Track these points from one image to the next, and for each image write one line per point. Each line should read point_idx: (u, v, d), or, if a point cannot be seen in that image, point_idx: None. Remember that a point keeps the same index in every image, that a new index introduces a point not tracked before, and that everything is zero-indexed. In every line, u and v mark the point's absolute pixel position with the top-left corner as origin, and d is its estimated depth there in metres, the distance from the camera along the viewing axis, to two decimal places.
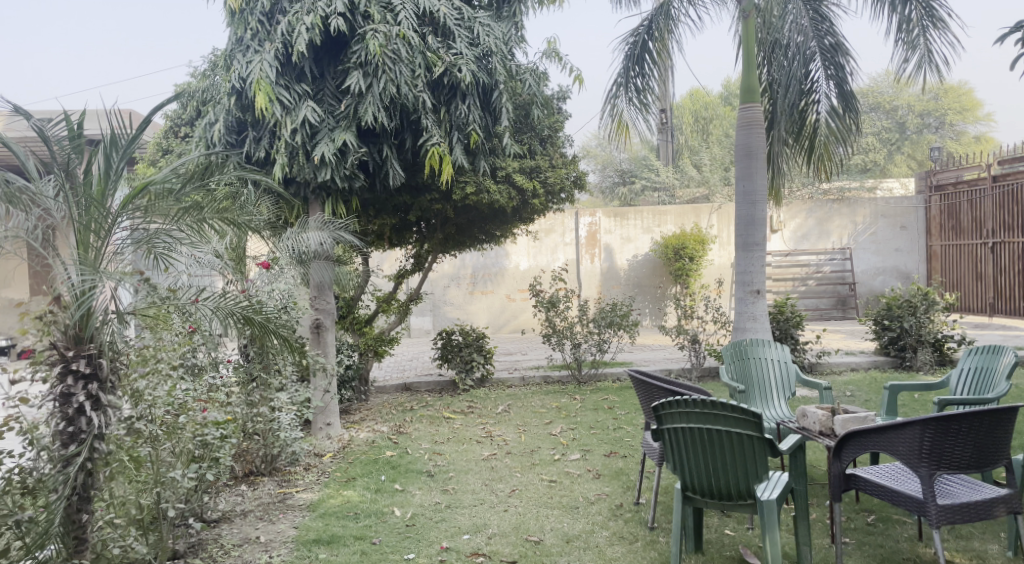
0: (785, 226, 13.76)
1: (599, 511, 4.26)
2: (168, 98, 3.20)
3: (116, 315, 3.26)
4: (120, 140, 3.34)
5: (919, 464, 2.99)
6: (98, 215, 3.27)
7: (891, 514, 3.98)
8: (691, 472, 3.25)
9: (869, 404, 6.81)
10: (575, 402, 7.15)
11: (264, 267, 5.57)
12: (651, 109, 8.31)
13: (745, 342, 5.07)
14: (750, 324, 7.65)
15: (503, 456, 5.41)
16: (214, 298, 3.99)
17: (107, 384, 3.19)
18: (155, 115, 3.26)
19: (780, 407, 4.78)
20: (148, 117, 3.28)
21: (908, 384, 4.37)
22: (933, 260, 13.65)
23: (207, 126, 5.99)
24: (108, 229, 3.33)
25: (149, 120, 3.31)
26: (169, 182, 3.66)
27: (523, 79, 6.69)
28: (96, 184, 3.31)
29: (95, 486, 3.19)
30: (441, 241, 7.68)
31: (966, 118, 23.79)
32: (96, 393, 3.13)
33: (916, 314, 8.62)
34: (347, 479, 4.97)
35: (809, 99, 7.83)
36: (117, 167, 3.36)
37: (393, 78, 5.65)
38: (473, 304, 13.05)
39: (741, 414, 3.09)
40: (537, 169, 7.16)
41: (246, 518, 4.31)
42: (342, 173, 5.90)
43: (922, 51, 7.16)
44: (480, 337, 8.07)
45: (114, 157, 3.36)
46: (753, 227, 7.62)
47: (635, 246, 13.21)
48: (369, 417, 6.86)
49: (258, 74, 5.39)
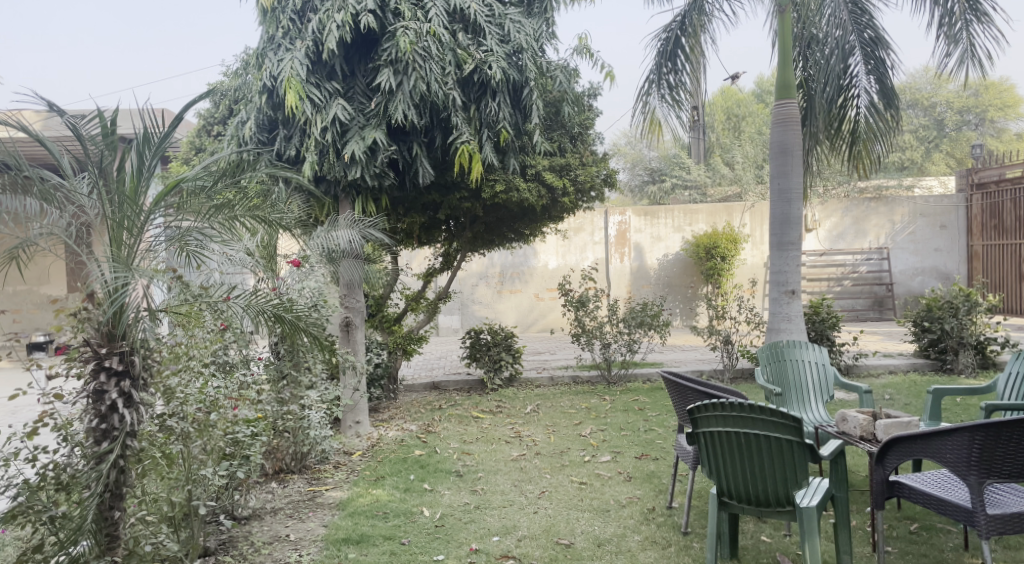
0: (819, 225, 13.51)
1: (630, 514, 4.18)
2: (200, 95, 3.20)
3: (148, 313, 3.22)
4: (154, 138, 3.37)
5: (968, 472, 2.88)
6: (132, 212, 3.30)
7: (935, 522, 3.84)
8: (727, 478, 3.17)
9: (908, 408, 6.63)
10: (605, 403, 7.07)
11: (294, 265, 5.59)
12: (683, 105, 8.19)
13: (783, 343, 4.96)
14: (784, 324, 7.51)
15: (532, 456, 5.36)
16: (245, 295, 3.99)
17: (139, 381, 3.20)
18: (187, 112, 3.26)
19: (818, 411, 4.66)
20: (181, 115, 3.28)
21: (953, 388, 4.23)
22: (973, 260, 13.29)
23: (239, 124, 6.02)
24: (141, 227, 3.34)
25: (181, 118, 3.31)
26: (201, 180, 3.70)
27: (554, 76, 6.63)
28: (130, 181, 3.32)
29: (128, 483, 3.21)
30: (470, 240, 7.65)
31: (1008, 115, 22.93)
32: (129, 390, 3.14)
33: (958, 316, 8.37)
34: (376, 478, 4.95)
35: (848, 94, 7.62)
36: (150, 164, 3.38)
37: (423, 75, 5.62)
38: (502, 303, 13.02)
39: (780, 418, 3.00)
40: (567, 167, 7.08)
41: (276, 516, 4.31)
42: (372, 171, 5.88)
43: (965, 45, 6.94)
44: (509, 336, 8.02)
45: (147, 155, 3.40)
46: (788, 226, 7.47)
47: (666, 245, 13.07)
48: (398, 416, 6.85)
49: (288, 72, 5.40)
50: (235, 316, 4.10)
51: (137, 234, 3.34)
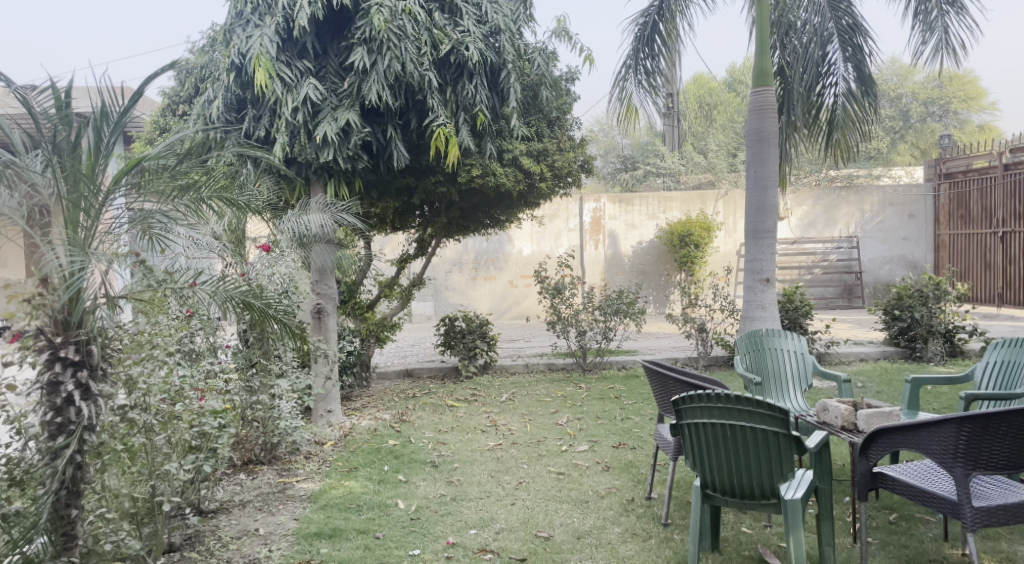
0: (791, 214, 13.58)
1: (610, 505, 4.12)
2: (161, 70, 3.02)
3: (107, 301, 3.11)
4: (112, 113, 3.22)
5: (954, 464, 2.86)
6: (87, 191, 3.14)
7: (914, 512, 3.84)
8: (712, 469, 3.10)
9: (882, 396, 6.67)
10: (580, 391, 7.00)
11: (264, 250, 5.41)
12: (660, 91, 8.09)
13: (762, 332, 4.92)
14: (759, 312, 7.51)
15: (508, 446, 5.27)
16: (212, 282, 3.87)
17: (98, 372, 3.03)
18: (147, 87, 3.08)
19: (798, 400, 4.63)
20: (141, 90, 3.10)
21: (931, 377, 4.22)
22: (940, 249, 13.50)
23: (206, 103, 5.79)
24: (99, 208, 3.19)
25: (141, 93, 3.14)
26: (165, 158, 3.52)
27: (532, 59, 6.49)
28: (87, 158, 3.15)
29: (85, 479, 3.05)
30: (445, 226, 7.51)
31: (972, 106, 23.53)
32: (86, 381, 2.97)
33: (928, 304, 8.46)
34: (348, 469, 4.82)
35: (825, 81, 7.63)
36: (107, 142, 3.21)
37: (398, 55, 5.46)
38: (476, 290, 12.89)
39: (768, 410, 2.94)
40: (544, 152, 6.96)
41: (244, 509, 4.17)
42: (345, 154, 5.71)
43: (940, 34, 6.95)
44: (484, 323, 7.91)
45: (105, 131, 3.22)
46: (764, 215, 7.44)
47: (640, 233, 13.04)
48: (370, 404, 6.72)
49: (257, 49, 5.19)
50: (201, 303, 3.95)
51: (94, 216, 3.19)
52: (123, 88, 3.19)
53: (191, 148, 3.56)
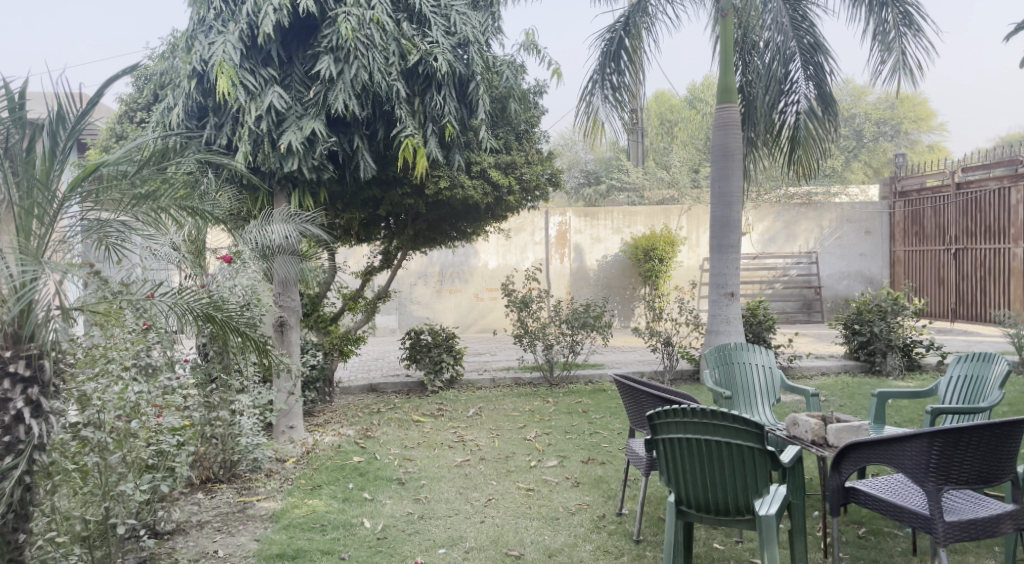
0: (753, 229, 13.77)
1: (580, 522, 4.06)
2: (119, 75, 2.88)
3: (60, 312, 2.93)
4: (69, 115, 3.05)
5: (925, 478, 2.87)
6: (42, 198, 2.99)
7: (882, 526, 3.86)
8: (686, 485, 3.07)
9: (846, 410, 6.75)
10: (548, 406, 6.95)
11: (226, 260, 5.18)
12: (626, 106, 8.13)
13: (730, 346, 4.93)
14: (724, 326, 7.56)
15: (477, 462, 5.18)
16: (171, 293, 3.75)
17: (50, 389, 2.87)
18: (104, 92, 2.94)
19: (766, 414, 4.64)
20: (98, 95, 2.97)
21: (897, 392, 4.26)
22: (896, 265, 13.84)
23: (165, 111, 5.63)
24: (54, 215, 3.04)
25: (98, 99, 3.00)
26: (124, 165, 3.47)
27: (500, 72, 6.46)
28: (42, 163, 3.00)
29: (34, 502, 2.86)
30: (411, 238, 7.42)
31: (921, 127, 24.41)
32: (37, 397, 2.80)
33: (886, 319, 8.62)
34: (312, 487, 4.68)
35: (787, 99, 7.74)
36: (64, 148, 3.05)
37: (366, 64, 5.40)
38: (441, 303, 12.77)
39: (742, 425, 2.92)
40: (512, 164, 6.93)
41: (202, 530, 4.01)
42: (310, 164, 5.60)
43: (898, 54, 7.12)
44: (450, 337, 7.82)
45: (61, 136, 3.07)
46: (728, 230, 7.51)
47: (605, 247, 13.09)
48: (334, 420, 6.57)
49: (220, 56, 5.07)
50: (159, 315, 3.83)
51: (48, 223, 3.03)
52: (82, 94, 3.05)
53: (149, 157, 3.49)
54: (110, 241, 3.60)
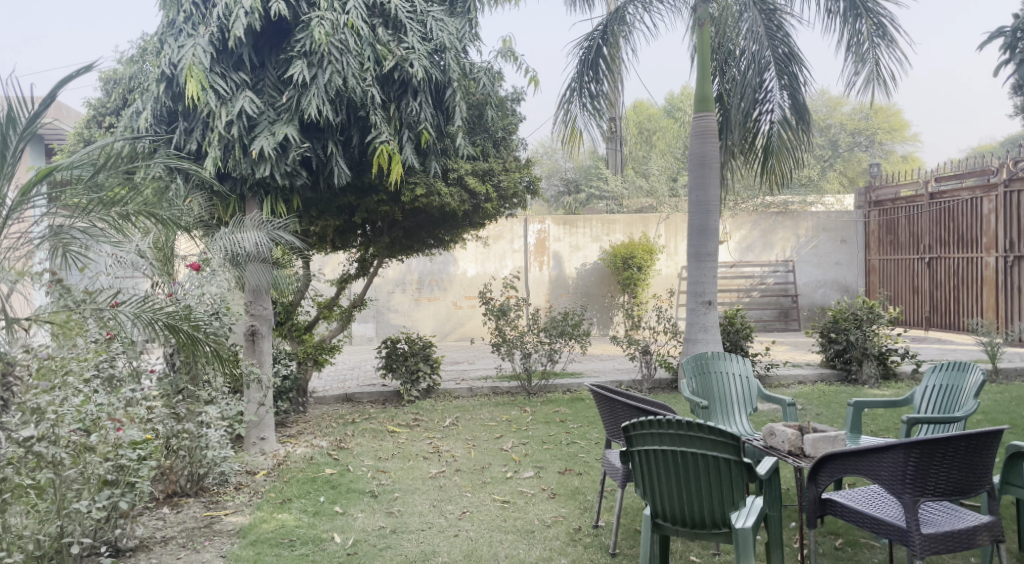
0: (730, 237, 13.81)
1: (556, 535, 3.99)
2: (68, 80, 2.80)
3: None
4: (19, 117, 3.00)
5: (903, 490, 2.83)
6: None
7: (859, 537, 3.83)
8: (662, 497, 3.01)
9: (823, 419, 6.74)
10: (525, 415, 6.87)
11: (194, 269, 5.08)
12: (604, 114, 8.10)
13: (707, 354, 4.89)
14: (701, 335, 7.54)
15: (452, 473, 5.10)
16: (135, 302, 3.68)
17: None
18: (53, 96, 2.85)
19: (744, 424, 4.61)
20: (49, 100, 2.89)
21: (873, 401, 4.24)
22: (871, 274, 13.97)
23: (133, 115, 5.51)
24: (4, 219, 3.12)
25: (50, 103, 2.93)
26: (81, 168, 3.48)
27: (478, 78, 6.41)
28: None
29: None
30: (387, 246, 7.35)
31: (894, 137, 24.77)
32: None
33: (862, 327, 8.66)
34: (282, 501, 4.57)
35: (761, 108, 7.75)
36: (16, 148, 3.06)
37: (340, 69, 5.32)
38: (419, 311, 12.67)
39: (719, 436, 2.86)
40: (490, 172, 6.86)
41: (166, 547, 3.89)
42: (282, 170, 5.50)
43: (871, 65, 7.18)
44: (427, 346, 7.72)
45: (12, 136, 3.04)
46: (705, 238, 7.50)
47: (584, 255, 13.07)
48: (307, 431, 6.45)
49: (189, 59, 4.98)
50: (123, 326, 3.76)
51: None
52: (34, 96, 2.97)
53: (108, 160, 3.51)
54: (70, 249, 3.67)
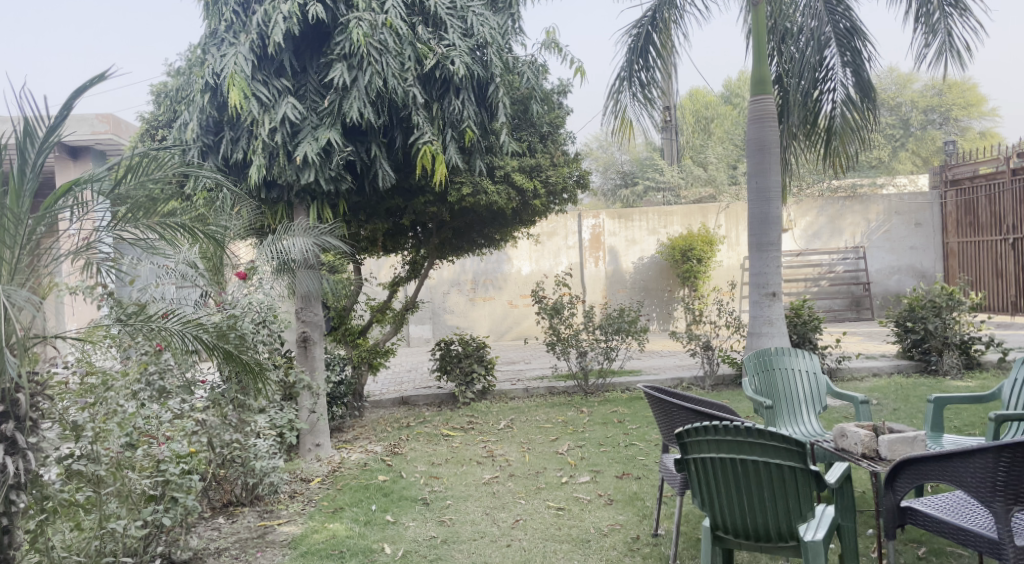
0: (795, 225, 13.29)
1: (613, 545, 3.80)
2: (76, 92, 2.78)
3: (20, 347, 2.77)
4: (36, 131, 3.00)
5: (992, 498, 2.53)
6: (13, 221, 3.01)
7: (944, 546, 3.51)
8: (721, 508, 2.79)
9: (901, 415, 6.32)
10: (582, 416, 6.69)
11: (241, 277, 5.03)
12: (655, 103, 7.81)
13: (770, 351, 4.61)
14: (766, 328, 7.22)
15: (505, 479, 4.96)
16: (180, 316, 3.56)
17: (26, 424, 2.72)
18: (65, 109, 2.83)
19: (812, 424, 4.34)
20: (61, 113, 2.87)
21: (956, 396, 3.90)
22: (949, 258, 13.19)
23: (182, 126, 5.55)
24: (26, 236, 3.07)
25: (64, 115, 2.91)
26: (100, 179, 3.31)
27: (522, 72, 6.29)
28: (11, 186, 3.02)
29: (16, 545, 2.72)
30: (438, 246, 7.27)
31: (971, 113, 23.28)
32: (13, 434, 2.66)
33: (941, 315, 8.14)
34: (334, 509, 4.52)
35: (822, 87, 7.35)
36: (34, 162, 3.03)
37: (379, 70, 5.24)
38: (475, 311, 12.61)
39: (782, 443, 2.63)
40: (537, 168, 6.71)
41: (219, 558, 3.86)
42: (327, 175, 5.45)
43: (943, 36, 6.71)
44: (481, 347, 7.61)
45: (30, 151, 3.04)
46: (768, 227, 7.16)
47: (641, 248, 12.78)
48: (362, 436, 6.42)
49: (231, 68, 4.97)
50: (174, 345, 3.59)
51: (22, 241, 3.08)
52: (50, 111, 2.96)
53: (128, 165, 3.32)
54: (97, 262, 3.63)
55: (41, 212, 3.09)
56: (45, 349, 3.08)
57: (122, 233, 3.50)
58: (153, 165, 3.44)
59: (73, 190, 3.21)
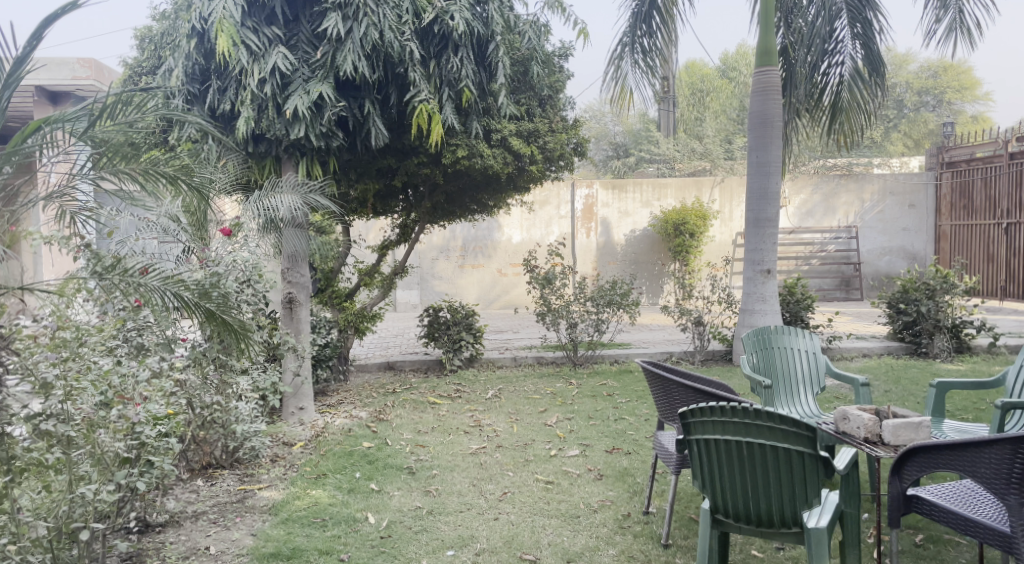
0: (789, 202, 13.17)
1: (604, 521, 3.71)
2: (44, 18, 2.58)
3: None
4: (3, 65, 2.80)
5: (1007, 491, 2.44)
6: None
7: (941, 533, 3.44)
8: (723, 491, 2.68)
9: (894, 397, 6.25)
10: (571, 388, 6.58)
11: (225, 233, 4.81)
12: (656, 73, 7.63)
13: (770, 329, 4.49)
14: (759, 305, 7.12)
15: (493, 450, 4.85)
16: (161, 271, 3.38)
17: None
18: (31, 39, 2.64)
19: (810, 405, 4.24)
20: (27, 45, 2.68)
21: (959, 382, 3.82)
22: (941, 240, 13.16)
23: (166, 73, 5.30)
24: None
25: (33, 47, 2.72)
26: (78, 120, 3.12)
27: (522, 32, 6.13)
28: None
29: None
30: (429, 211, 7.08)
31: (964, 97, 22.97)
32: None
33: (934, 298, 8.08)
34: (317, 476, 4.39)
35: (831, 60, 7.17)
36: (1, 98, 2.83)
37: (376, 21, 5.02)
38: (464, 278, 12.45)
39: (792, 426, 2.52)
40: (535, 133, 6.49)
41: (197, 522, 3.74)
42: (317, 131, 5.23)
43: (954, 12, 6.53)
44: (470, 314, 7.47)
45: None
46: (765, 202, 7.03)
47: (634, 221, 12.63)
48: (347, 401, 6.28)
49: (219, 12, 4.71)
50: (155, 303, 3.41)
51: None
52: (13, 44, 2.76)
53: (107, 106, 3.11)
54: (71, 211, 3.44)
55: (8, 151, 2.91)
56: (9, 299, 2.90)
57: (102, 180, 3.31)
58: (135, 108, 3.24)
59: (41, 128, 3.03)
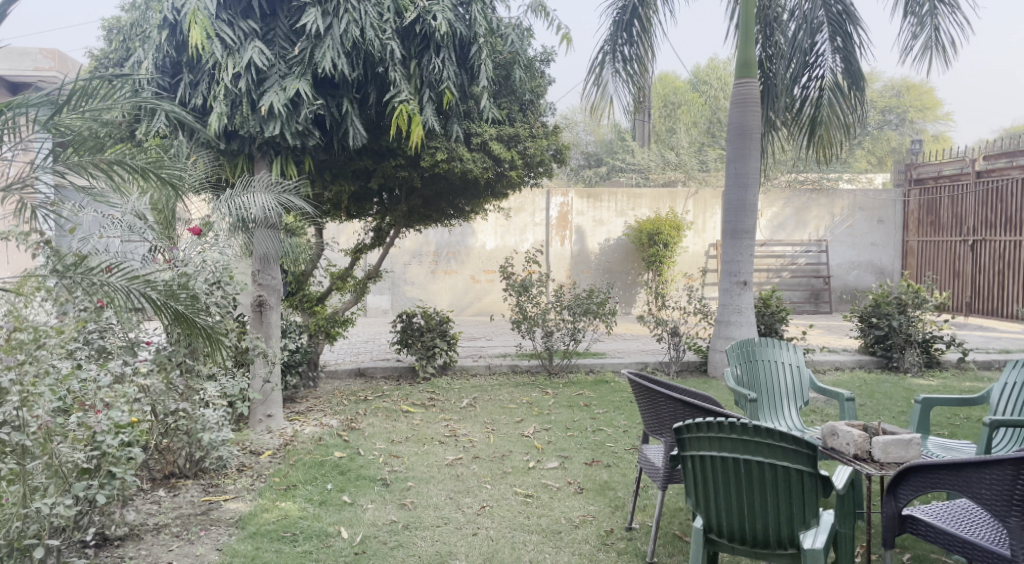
0: (762, 215, 13.25)
1: (586, 538, 3.60)
2: None
3: None
4: None
5: (1008, 513, 2.38)
6: None
7: (928, 552, 3.39)
8: (717, 511, 2.60)
9: (868, 411, 6.25)
10: (547, 398, 6.47)
11: (194, 233, 4.63)
12: (637, 81, 7.58)
13: (754, 342, 4.44)
14: (735, 317, 7.10)
15: (469, 461, 4.72)
16: (127, 270, 3.20)
17: None
18: None
19: (793, 419, 4.20)
20: None
21: (944, 398, 3.78)
22: (908, 256, 13.36)
23: (135, 65, 5.08)
24: None
25: None
26: (41, 108, 2.95)
27: (505, 35, 6.03)
28: None
29: None
30: (405, 215, 6.93)
31: (926, 116, 23.48)
32: None
33: (905, 312, 8.14)
34: (286, 487, 4.20)
35: (811, 73, 7.21)
36: None
37: (357, 18, 4.88)
38: (436, 284, 12.28)
39: (792, 445, 2.43)
40: (515, 137, 6.39)
41: (159, 536, 3.54)
42: (293, 129, 5.06)
43: (930, 29, 6.59)
44: (444, 321, 7.32)
45: None
46: (744, 214, 7.01)
47: (608, 230, 12.61)
48: (316, 408, 6.09)
49: (193, 4, 4.53)
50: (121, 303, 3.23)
51: None
52: None
53: (73, 94, 2.94)
54: (33, 206, 3.25)
55: None
56: None
57: (67, 175, 3.13)
58: (101, 97, 3.07)
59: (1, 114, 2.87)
